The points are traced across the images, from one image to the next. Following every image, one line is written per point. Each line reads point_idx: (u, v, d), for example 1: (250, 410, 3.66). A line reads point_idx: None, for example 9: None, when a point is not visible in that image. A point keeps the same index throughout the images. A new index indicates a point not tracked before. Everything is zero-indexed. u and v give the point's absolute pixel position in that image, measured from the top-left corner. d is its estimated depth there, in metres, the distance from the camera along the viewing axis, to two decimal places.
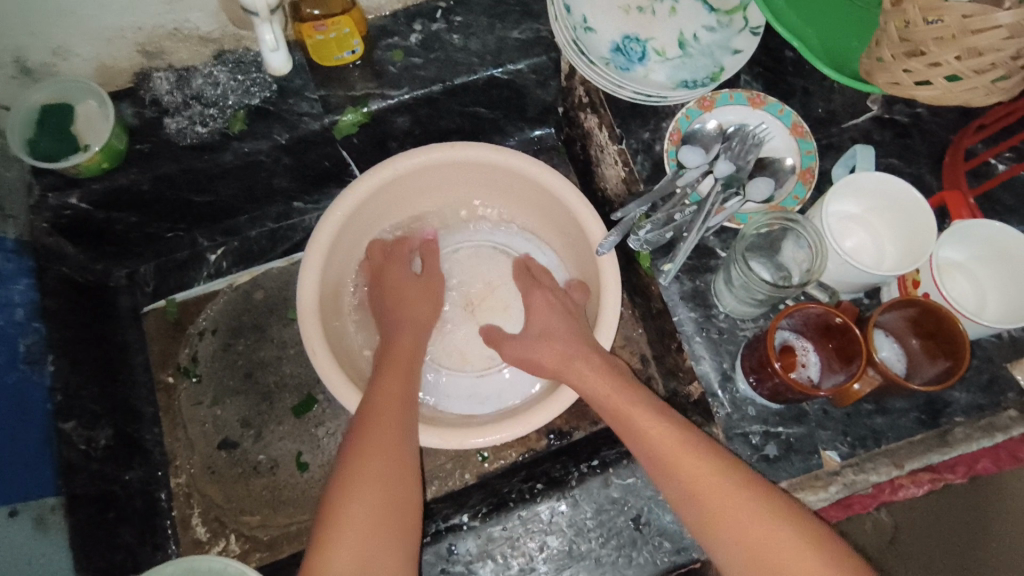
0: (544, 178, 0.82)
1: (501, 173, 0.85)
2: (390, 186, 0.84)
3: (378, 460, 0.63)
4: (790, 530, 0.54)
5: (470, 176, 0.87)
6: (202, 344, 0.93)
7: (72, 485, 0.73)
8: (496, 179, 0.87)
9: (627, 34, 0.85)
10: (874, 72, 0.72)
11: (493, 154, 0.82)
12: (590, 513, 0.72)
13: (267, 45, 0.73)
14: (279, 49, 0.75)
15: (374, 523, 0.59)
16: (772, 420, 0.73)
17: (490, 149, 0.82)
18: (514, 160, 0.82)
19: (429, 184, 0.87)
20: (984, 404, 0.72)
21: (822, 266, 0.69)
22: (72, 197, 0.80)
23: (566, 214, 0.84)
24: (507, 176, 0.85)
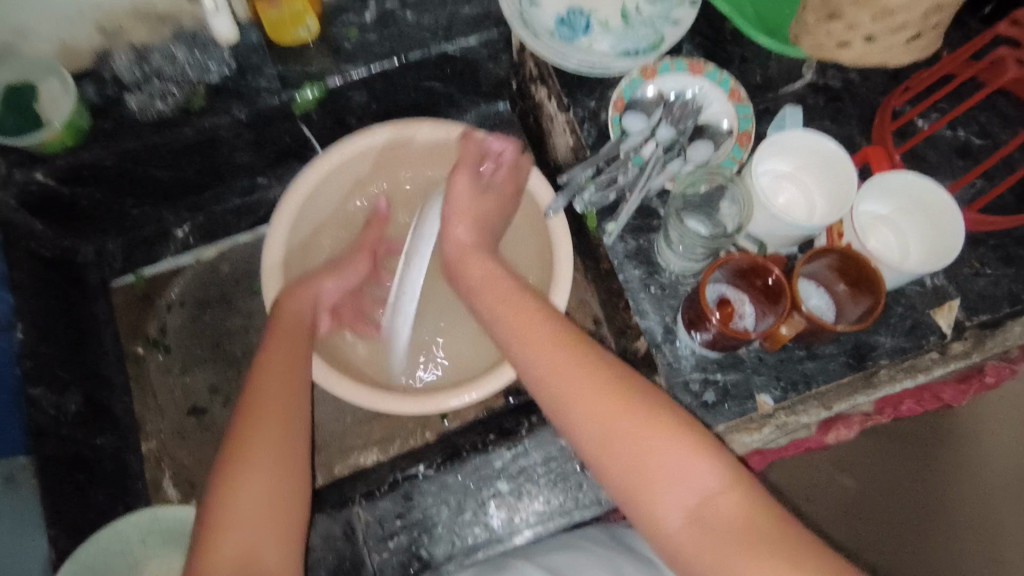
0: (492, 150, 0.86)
1: (458, 152, 0.89)
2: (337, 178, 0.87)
3: (265, 441, 0.60)
4: (669, 436, 0.55)
5: (428, 154, 0.90)
6: (169, 316, 0.97)
7: (43, 447, 0.76)
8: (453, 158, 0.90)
9: (573, 7, 0.89)
10: (800, 36, 0.76)
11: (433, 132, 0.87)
12: (539, 460, 0.75)
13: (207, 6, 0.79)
14: (221, 10, 0.80)
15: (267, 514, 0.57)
16: (711, 368, 0.77)
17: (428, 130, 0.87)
18: (456, 136, 0.87)
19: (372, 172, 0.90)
20: (907, 347, 0.76)
21: (750, 218, 0.73)
22: (38, 172, 0.82)
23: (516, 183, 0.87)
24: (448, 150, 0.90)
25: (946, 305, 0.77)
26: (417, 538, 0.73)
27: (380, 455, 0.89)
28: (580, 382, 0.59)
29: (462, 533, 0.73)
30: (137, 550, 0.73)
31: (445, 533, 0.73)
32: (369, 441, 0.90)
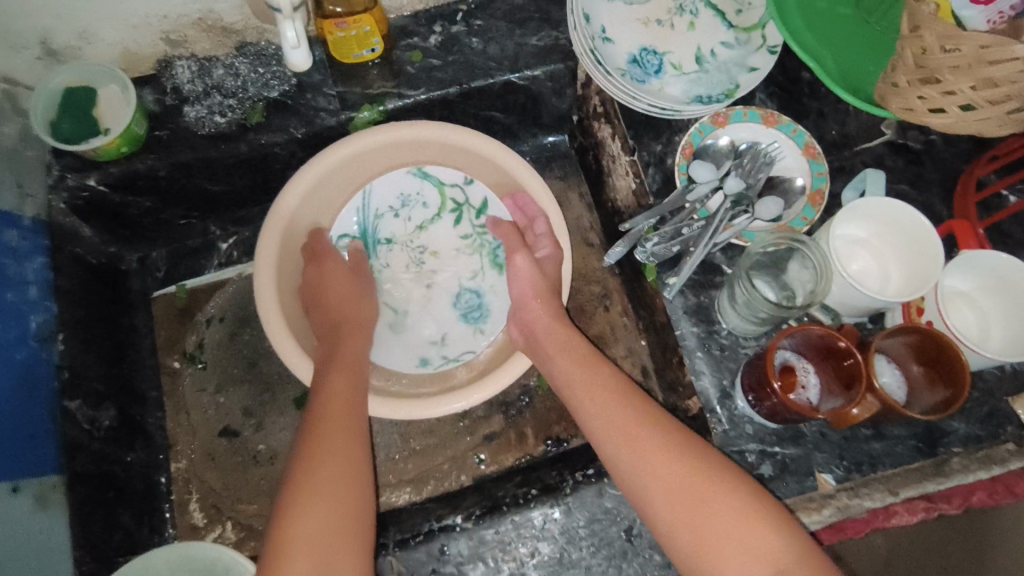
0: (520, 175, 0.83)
1: (468, 155, 0.86)
2: (311, 196, 0.84)
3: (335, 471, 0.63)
4: (736, 506, 0.56)
5: (431, 151, 0.87)
6: (208, 332, 0.94)
7: (72, 463, 0.75)
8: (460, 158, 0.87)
9: (645, 47, 0.85)
10: (887, 96, 0.70)
11: (404, 131, 0.82)
12: (582, 521, 0.72)
13: (289, 43, 0.75)
14: (300, 46, 0.76)
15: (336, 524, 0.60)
16: (769, 440, 0.73)
17: (394, 128, 0.82)
18: (432, 131, 0.83)
19: (344, 181, 0.87)
20: (982, 436, 0.72)
21: (826, 292, 0.69)
22: (91, 179, 0.81)
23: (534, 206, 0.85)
24: (442, 150, 0.86)
25: None
26: None
27: (412, 495, 0.86)
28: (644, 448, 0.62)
29: None
30: None
31: None
32: (401, 480, 0.86)
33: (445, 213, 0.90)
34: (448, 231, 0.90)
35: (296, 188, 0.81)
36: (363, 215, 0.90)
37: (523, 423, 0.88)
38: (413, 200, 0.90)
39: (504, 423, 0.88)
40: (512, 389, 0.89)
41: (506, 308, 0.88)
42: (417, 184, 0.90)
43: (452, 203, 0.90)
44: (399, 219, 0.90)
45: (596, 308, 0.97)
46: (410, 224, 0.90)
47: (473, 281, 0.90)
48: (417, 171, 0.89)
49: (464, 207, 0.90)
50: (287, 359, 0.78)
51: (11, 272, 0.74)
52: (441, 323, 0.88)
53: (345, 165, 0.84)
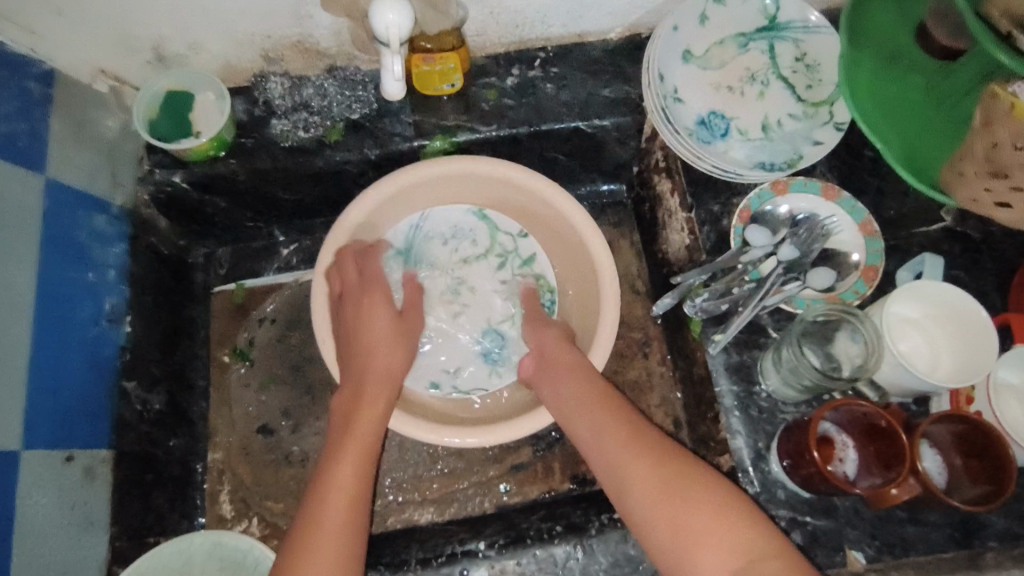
0: (573, 218, 0.84)
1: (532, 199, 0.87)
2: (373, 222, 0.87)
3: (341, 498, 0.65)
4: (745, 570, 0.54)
5: (499, 190, 0.89)
6: (259, 331, 0.97)
7: (122, 441, 0.78)
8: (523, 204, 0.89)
9: (713, 110, 0.89)
10: (955, 184, 0.72)
11: (456, 164, 0.84)
12: (604, 565, 0.72)
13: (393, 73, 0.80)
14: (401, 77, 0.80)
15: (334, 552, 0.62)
16: (801, 508, 0.73)
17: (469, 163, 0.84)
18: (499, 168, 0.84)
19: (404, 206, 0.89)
20: (1020, 533, 0.71)
21: (876, 365, 0.70)
22: (177, 175, 0.86)
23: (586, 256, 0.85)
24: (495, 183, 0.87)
25: None
26: None
27: (435, 515, 0.86)
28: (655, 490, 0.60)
29: None
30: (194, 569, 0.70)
31: None
32: (426, 499, 0.87)
33: (492, 257, 0.93)
34: (489, 275, 0.93)
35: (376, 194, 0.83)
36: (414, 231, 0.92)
37: (552, 459, 0.89)
38: (465, 233, 0.93)
39: (533, 456, 0.89)
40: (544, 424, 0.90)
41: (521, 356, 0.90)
42: (474, 223, 0.93)
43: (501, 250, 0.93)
44: (446, 249, 0.93)
45: (635, 354, 0.98)
46: (455, 255, 0.93)
47: (500, 325, 0.91)
48: (477, 211, 0.93)
49: (512, 255, 0.93)
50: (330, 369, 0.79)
51: (95, 254, 0.79)
52: (458, 357, 0.90)
53: (420, 184, 0.86)
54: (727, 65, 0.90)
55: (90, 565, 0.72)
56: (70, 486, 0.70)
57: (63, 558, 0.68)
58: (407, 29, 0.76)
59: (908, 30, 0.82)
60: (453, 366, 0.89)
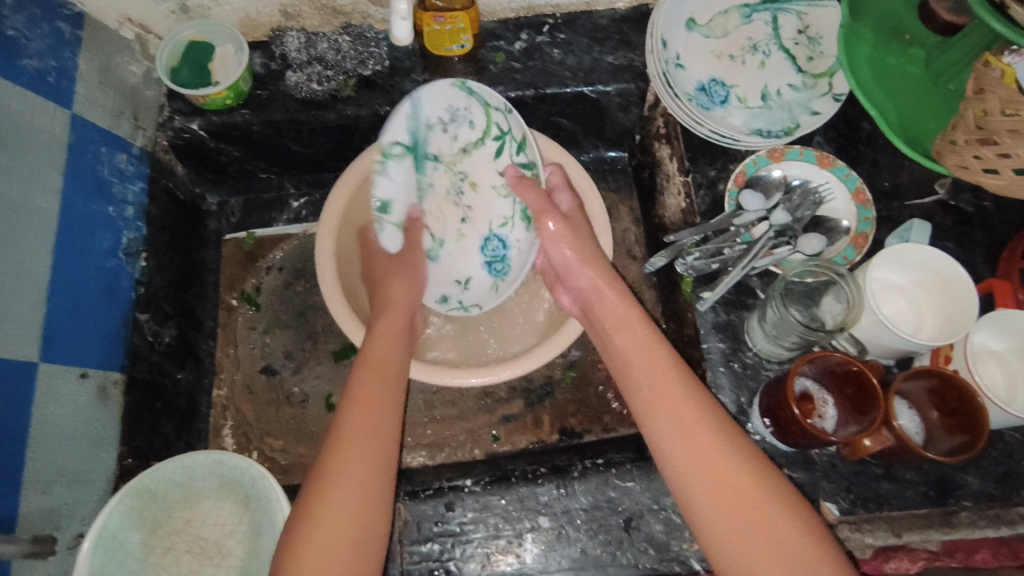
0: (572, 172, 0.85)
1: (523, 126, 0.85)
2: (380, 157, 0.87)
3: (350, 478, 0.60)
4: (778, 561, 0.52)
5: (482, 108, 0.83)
6: (267, 278, 1.01)
7: (134, 368, 0.82)
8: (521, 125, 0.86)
9: (714, 77, 0.91)
10: (946, 153, 0.74)
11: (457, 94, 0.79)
12: (585, 505, 0.74)
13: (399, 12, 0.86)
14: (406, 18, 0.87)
15: (360, 497, 0.59)
16: (779, 461, 0.75)
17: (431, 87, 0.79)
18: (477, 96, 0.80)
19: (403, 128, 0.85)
20: (995, 494, 0.72)
21: (856, 319, 0.71)
22: (194, 122, 0.90)
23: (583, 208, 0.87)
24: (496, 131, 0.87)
25: None
26: (448, 549, 0.74)
27: (426, 458, 0.89)
28: (700, 447, 0.58)
29: (493, 559, 0.73)
30: (194, 486, 0.74)
31: (478, 554, 0.73)
32: (418, 443, 0.90)
33: (490, 138, 0.82)
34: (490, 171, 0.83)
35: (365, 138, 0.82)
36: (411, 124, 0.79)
37: (542, 411, 0.91)
38: (461, 114, 0.81)
39: (523, 407, 0.91)
40: (536, 378, 0.93)
41: (529, 264, 0.82)
42: (464, 99, 0.80)
43: (497, 130, 0.81)
44: (445, 136, 0.82)
45: None
46: (454, 143, 0.82)
47: (502, 228, 0.84)
48: (464, 84, 0.79)
49: (508, 134, 0.81)
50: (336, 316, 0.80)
51: (115, 189, 0.83)
52: (470, 267, 0.86)
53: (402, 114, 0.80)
54: (730, 35, 0.92)
55: (97, 480, 0.75)
56: (83, 401, 0.74)
57: (74, 468, 0.72)
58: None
59: (906, 19, 0.86)
60: (465, 277, 0.86)
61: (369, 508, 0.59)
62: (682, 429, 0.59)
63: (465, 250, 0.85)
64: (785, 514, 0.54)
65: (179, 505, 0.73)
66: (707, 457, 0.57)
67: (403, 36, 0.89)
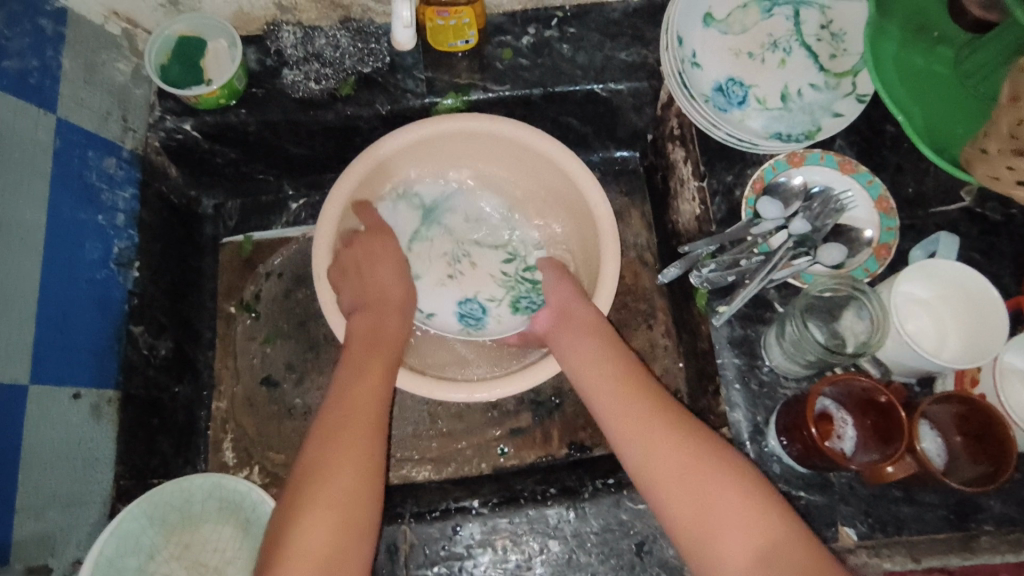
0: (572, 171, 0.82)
1: (547, 165, 0.85)
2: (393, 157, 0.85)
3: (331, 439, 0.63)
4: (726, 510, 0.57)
5: (517, 157, 0.87)
6: (266, 285, 0.98)
7: (129, 383, 0.79)
8: (541, 172, 0.87)
9: (732, 77, 0.86)
10: (975, 161, 0.70)
11: (476, 124, 0.83)
12: (595, 528, 0.73)
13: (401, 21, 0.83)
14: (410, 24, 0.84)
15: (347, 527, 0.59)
16: (795, 483, 0.73)
17: (487, 121, 0.83)
18: (520, 133, 0.83)
19: (422, 153, 0.87)
20: (1018, 519, 0.70)
21: (880, 343, 0.68)
22: (187, 123, 0.86)
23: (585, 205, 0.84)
24: (500, 143, 0.85)
25: None
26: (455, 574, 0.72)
27: (432, 474, 0.87)
28: (691, 484, 0.59)
29: None
30: (193, 509, 0.72)
31: None
32: (423, 457, 0.88)
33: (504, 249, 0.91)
34: (493, 263, 0.90)
35: (401, 136, 0.82)
36: (441, 196, 0.91)
37: (550, 425, 0.89)
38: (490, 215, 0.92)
39: (531, 421, 0.89)
40: (545, 390, 0.90)
41: (502, 333, 0.86)
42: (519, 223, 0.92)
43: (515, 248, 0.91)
44: (466, 221, 0.92)
45: (639, 325, 0.97)
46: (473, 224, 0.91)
47: (488, 300, 0.89)
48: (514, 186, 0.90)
49: (519, 257, 0.91)
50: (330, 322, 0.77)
51: (104, 197, 0.79)
52: (440, 303, 0.87)
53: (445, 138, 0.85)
54: (750, 31, 0.87)
55: (94, 501, 0.73)
56: (76, 422, 0.71)
57: (69, 491, 0.70)
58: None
59: (936, 15, 0.82)
60: (431, 312, 0.87)
61: (351, 506, 0.60)
62: (671, 465, 0.60)
63: (439, 296, 0.88)
64: (775, 524, 0.56)
65: (178, 530, 0.71)
66: (672, 463, 0.60)
67: (405, 42, 0.85)
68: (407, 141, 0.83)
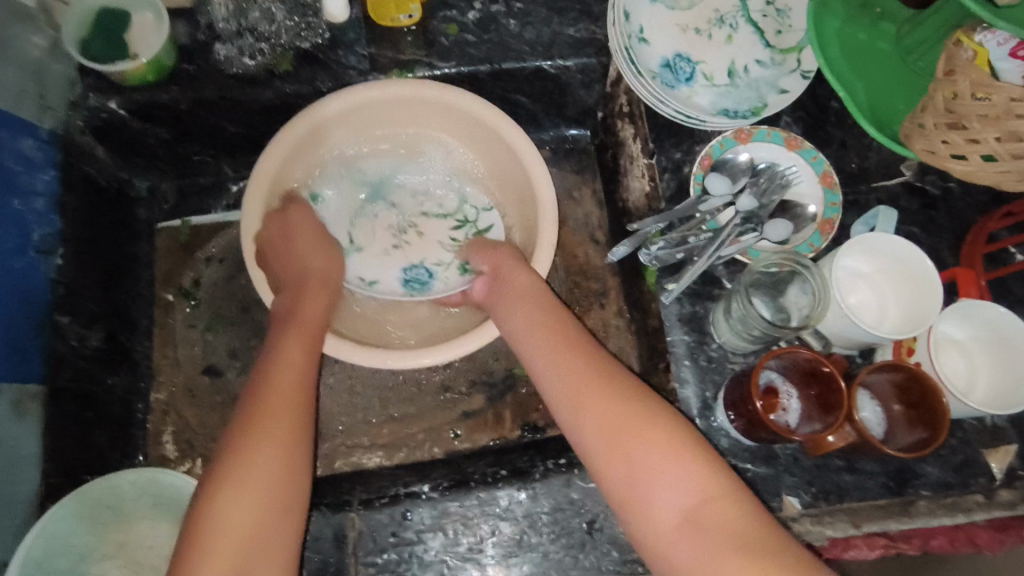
0: (511, 137, 0.82)
1: (473, 125, 0.85)
2: (332, 125, 0.83)
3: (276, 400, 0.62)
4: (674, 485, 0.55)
5: (450, 117, 0.85)
6: (206, 270, 0.94)
7: (55, 376, 0.75)
8: (475, 135, 0.86)
9: (679, 53, 0.85)
10: (913, 136, 0.72)
11: (431, 92, 0.82)
12: (547, 508, 0.72)
13: None
14: None
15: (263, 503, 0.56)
16: (742, 456, 0.74)
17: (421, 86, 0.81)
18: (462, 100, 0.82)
19: (367, 121, 0.85)
20: (953, 483, 0.73)
21: (821, 316, 0.70)
22: (112, 102, 0.81)
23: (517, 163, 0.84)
24: (442, 110, 0.84)
25: (1000, 448, 0.74)
26: (405, 560, 0.70)
27: (383, 460, 0.86)
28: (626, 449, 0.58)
29: (452, 567, 0.70)
30: (127, 506, 0.69)
31: (436, 563, 0.70)
32: (374, 444, 0.86)
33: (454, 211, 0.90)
34: (444, 232, 0.89)
35: (347, 98, 0.81)
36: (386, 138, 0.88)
37: (502, 406, 0.88)
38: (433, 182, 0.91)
39: (484, 403, 0.88)
40: (497, 371, 0.90)
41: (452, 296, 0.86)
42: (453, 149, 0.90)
43: (461, 213, 0.90)
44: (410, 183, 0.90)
45: (592, 304, 0.97)
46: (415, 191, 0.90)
47: (435, 266, 0.88)
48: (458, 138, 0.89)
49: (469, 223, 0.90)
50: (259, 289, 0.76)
51: (20, 180, 0.74)
52: (384, 273, 0.87)
53: (380, 105, 0.83)
54: (696, 6, 0.87)
55: (19, 502, 0.69)
56: None
57: None
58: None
59: None
60: (373, 280, 0.86)
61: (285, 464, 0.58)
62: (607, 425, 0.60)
63: (384, 263, 0.87)
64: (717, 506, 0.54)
65: (113, 525, 0.69)
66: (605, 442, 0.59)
67: (337, 13, 0.82)
68: (353, 103, 0.81)
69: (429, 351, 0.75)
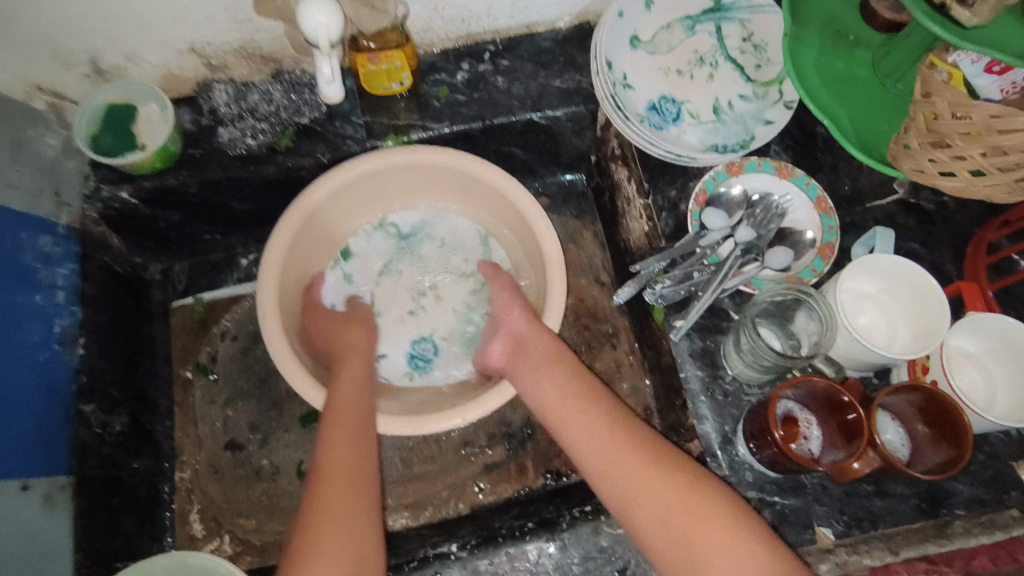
0: (522, 205, 0.83)
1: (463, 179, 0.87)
2: (332, 203, 0.85)
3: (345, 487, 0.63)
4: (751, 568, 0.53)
5: (440, 180, 0.88)
6: (221, 345, 0.96)
7: (84, 466, 0.77)
8: (478, 190, 0.88)
9: (664, 95, 0.89)
10: (899, 158, 0.72)
11: (433, 161, 0.84)
12: (577, 558, 0.72)
13: (323, 76, 0.78)
14: (334, 80, 0.79)
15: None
16: (769, 488, 0.73)
17: (417, 156, 0.83)
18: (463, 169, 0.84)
19: (356, 198, 0.88)
20: (986, 500, 0.72)
21: (831, 341, 0.69)
22: (124, 191, 0.84)
23: (525, 223, 0.85)
24: (455, 178, 0.87)
25: None
26: None
27: (410, 520, 0.85)
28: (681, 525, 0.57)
29: None
30: None
31: None
32: (400, 504, 0.86)
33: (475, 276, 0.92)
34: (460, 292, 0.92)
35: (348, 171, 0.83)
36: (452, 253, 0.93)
37: (523, 457, 0.88)
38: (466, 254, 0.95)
39: (505, 455, 0.88)
40: (516, 422, 0.90)
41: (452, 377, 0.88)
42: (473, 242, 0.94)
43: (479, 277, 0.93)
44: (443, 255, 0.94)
45: (603, 345, 0.98)
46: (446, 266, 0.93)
47: (443, 340, 0.90)
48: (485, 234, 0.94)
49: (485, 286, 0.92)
50: (297, 386, 0.75)
51: (41, 276, 0.77)
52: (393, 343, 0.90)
53: (374, 175, 0.85)
54: (676, 49, 0.90)
55: None
56: (26, 515, 0.68)
57: None
58: (337, 32, 0.72)
59: (852, 22, 0.85)
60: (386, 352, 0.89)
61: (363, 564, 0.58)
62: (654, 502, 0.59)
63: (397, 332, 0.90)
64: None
65: None
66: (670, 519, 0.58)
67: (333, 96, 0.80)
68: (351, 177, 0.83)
69: (460, 411, 0.75)
